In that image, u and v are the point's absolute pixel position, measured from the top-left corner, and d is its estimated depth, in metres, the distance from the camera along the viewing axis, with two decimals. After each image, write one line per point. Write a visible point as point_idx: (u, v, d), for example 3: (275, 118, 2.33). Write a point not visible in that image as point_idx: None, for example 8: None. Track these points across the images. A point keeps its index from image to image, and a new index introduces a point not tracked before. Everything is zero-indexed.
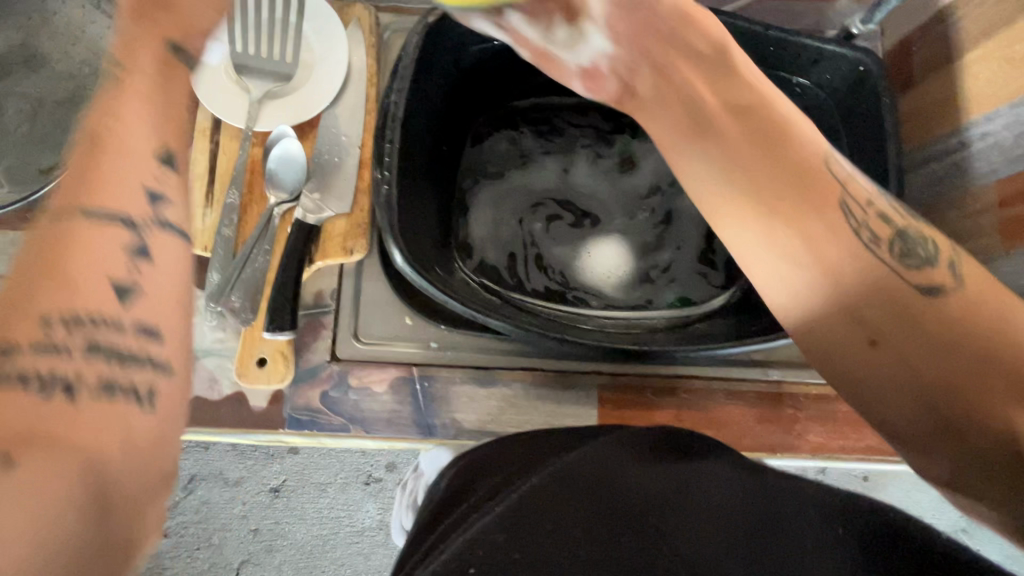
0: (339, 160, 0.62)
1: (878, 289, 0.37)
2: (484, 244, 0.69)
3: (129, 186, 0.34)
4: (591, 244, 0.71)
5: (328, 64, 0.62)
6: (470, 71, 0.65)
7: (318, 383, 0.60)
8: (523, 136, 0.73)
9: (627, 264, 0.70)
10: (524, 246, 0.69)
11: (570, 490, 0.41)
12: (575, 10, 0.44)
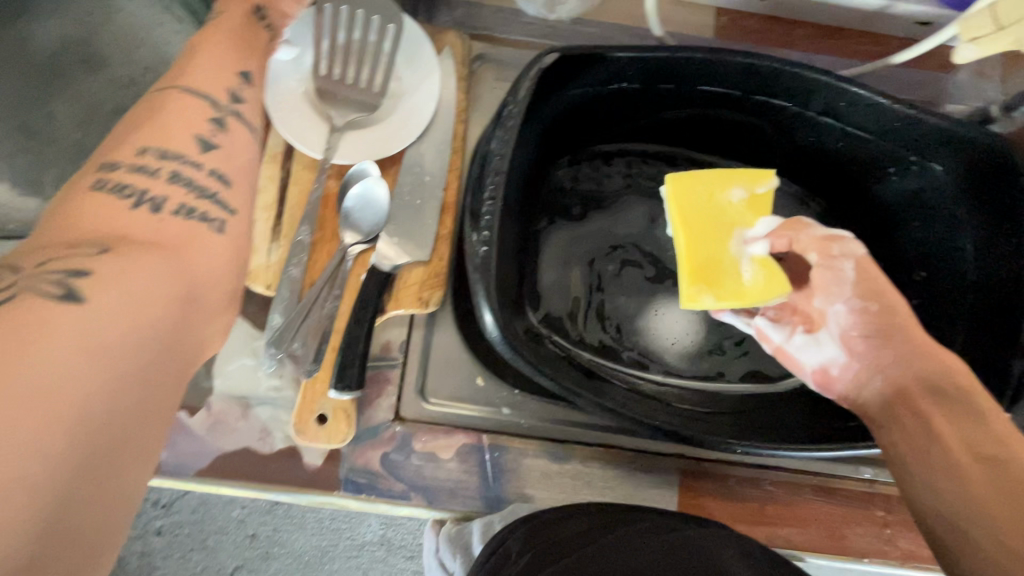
0: (421, 203, 0.56)
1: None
2: (554, 294, 0.63)
3: (149, 216, 0.36)
4: (661, 303, 0.65)
5: (418, 97, 0.57)
6: (566, 115, 0.61)
7: (380, 444, 0.55)
8: (606, 178, 0.68)
9: (695, 333, 0.65)
10: (590, 297, 0.64)
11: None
12: (813, 324, 0.54)
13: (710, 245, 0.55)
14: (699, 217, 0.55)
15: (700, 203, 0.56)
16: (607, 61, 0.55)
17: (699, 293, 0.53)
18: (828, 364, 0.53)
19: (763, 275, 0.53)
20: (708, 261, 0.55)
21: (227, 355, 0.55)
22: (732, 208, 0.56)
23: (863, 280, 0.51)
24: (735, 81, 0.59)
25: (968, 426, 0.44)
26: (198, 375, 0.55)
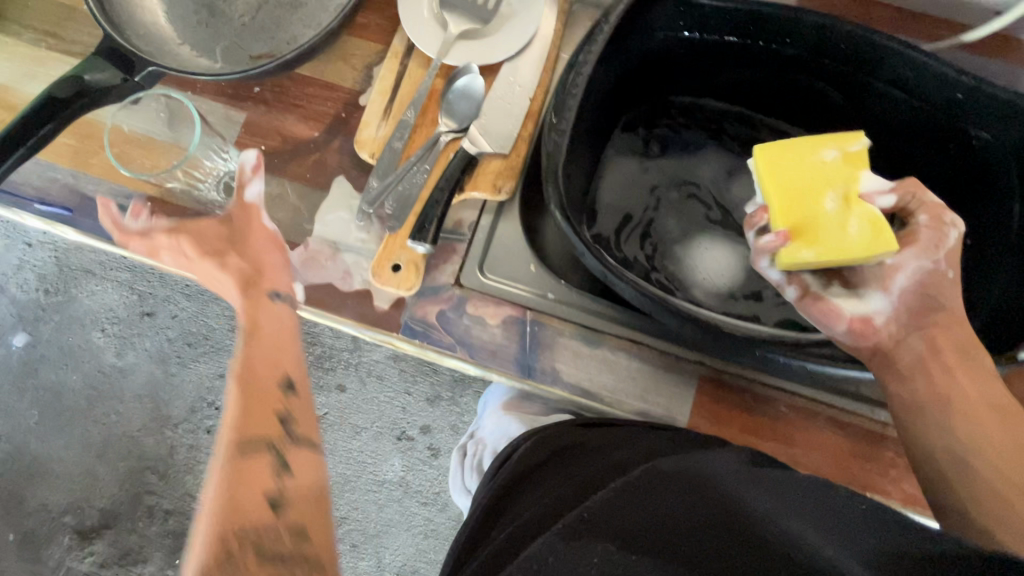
0: (509, 105, 0.65)
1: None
2: (609, 217, 0.71)
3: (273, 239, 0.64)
4: (705, 241, 0.71)
5: (523, 20, 0.67)
6: (647, 54, 0.68)
7: (439, 300, 0.64)
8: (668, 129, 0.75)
9: (730, 274, 0.69)
10: (640, 219, 0.71)
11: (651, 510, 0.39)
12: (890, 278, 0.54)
13: (810, 205, 0.54)
14: (799, 179, 0.55)
15: (808, 161, 0.55)
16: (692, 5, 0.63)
17: (797, 250, 0.52)
18: (873, 313, 0.55)
19: (872, 232, 0.52)
20: (815, 215, 0.53)
21: (328, 207, 0.66)
22: (829, 165, 0.55)
23: (954, 250, 0.54)
24: (807, 43, 0.65)
25: (986, 382, 0.51)
26: (304, 220, 0.66)
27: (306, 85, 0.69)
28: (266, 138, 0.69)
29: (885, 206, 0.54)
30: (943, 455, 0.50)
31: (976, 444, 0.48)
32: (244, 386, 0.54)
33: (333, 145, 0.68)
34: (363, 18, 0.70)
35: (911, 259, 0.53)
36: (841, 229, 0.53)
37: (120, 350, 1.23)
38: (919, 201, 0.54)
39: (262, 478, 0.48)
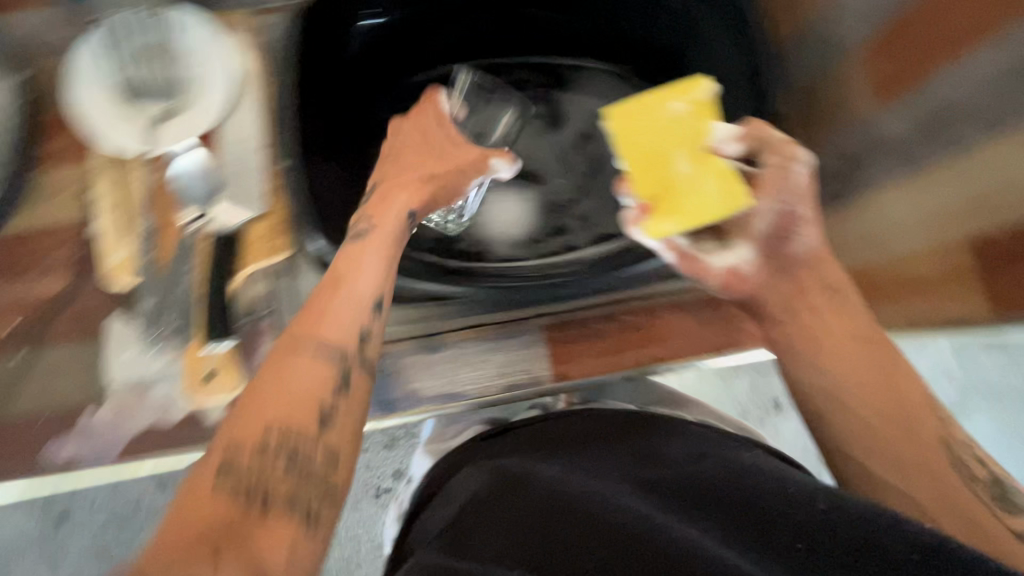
0: (245, 165, 0.62)
1: (911, 436, 0.43)
2: None
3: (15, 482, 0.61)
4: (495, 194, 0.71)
5: (216, 73, 0.62)
6: (357, 53, 0.67)
7: None
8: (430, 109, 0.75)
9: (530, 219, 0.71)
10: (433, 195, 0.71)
11: (595, 456, 0.50)
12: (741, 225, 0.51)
13: (657, 166, 0.49)
14: (643, 143, 0.51)
15: (654, 121, 0.51)
16: None
17: (655, 221, 0.48)
18: (739, 265, 0.51)
19: (728, 188, 0.48)
20: (668, 183, 0.49)
21: (115, 349, 0.61)
22: (675, 116, 0.51)
23: (807, 187, 0.49)
24: None
25: (848, 313, 0.49)
26: (94, 374, 0.61)
27: (28, 239, 0.63)
28: (13, 314, 0.61)
29: (734, 153, 0.50)
30: (813, 388, 0.47)
31: (839, 384, 0.46)
32: (349, 252, 0.49)
33: (87, 286, 0.62)
34: (57, 145, 0.64)
35: (776, 204, 0.49)
36: (698, 188, 0.48)
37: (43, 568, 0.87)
38: (770, 138, 0.49)
39: (305, 411, 0.40)
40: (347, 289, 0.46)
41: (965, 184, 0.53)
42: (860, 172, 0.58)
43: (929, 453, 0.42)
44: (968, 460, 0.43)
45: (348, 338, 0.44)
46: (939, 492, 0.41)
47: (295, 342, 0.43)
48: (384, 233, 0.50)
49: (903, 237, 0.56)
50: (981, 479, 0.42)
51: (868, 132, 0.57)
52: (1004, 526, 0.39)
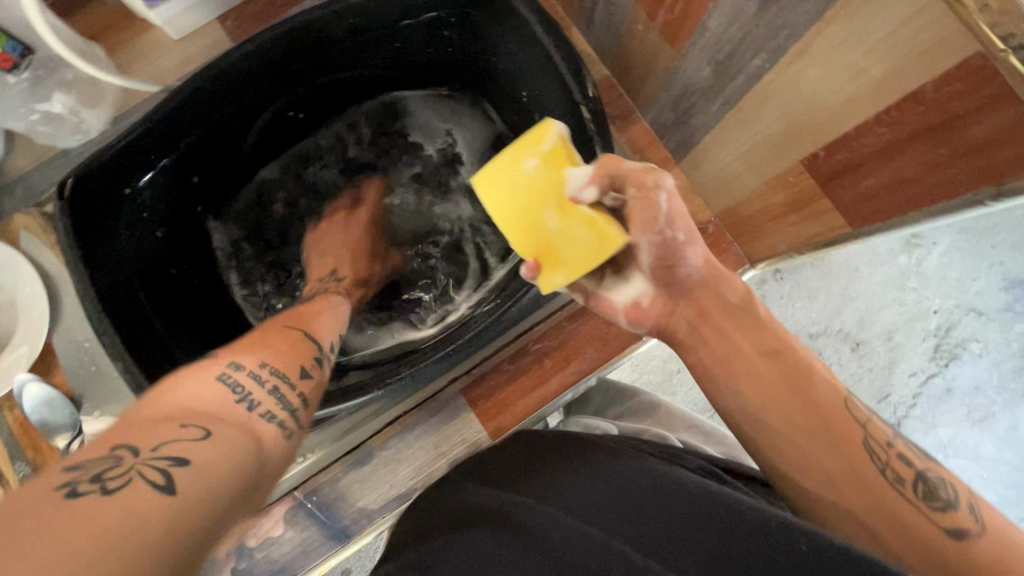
0: (97, 366, 0.59)
1: (840, 450, 0.37)
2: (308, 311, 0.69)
3: None
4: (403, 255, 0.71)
5: (21, 289, 0.58)
6: (155, 202, 0.61)
7: (222, 566, 0.57)
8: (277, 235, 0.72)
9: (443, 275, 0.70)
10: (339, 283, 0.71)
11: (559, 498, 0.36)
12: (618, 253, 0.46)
13: (527, 225, 0.45)
14: (507, 207, 0.45)
15: (508, 184, 0.45)
16: (127, 148, 0.55)
17: (546, 280, 0.45)
18: (640, 297, 0.46)
19: (601, 232, 0.42)
20: (544, 241, 0.45)
21: None
22: (524, 174, 0.45)
23: (681, 207, 0.42)
24: (256, 73, 0.60)
25: (754, 329, 0.43)
26: None
27: None
28: None
29: (594, 197, 0.43)
30: (738, 418, 0.41)
31: (762, 417, 0.40)
32: (293, 319, 0.46)
33: None
34: None
35: (656, 226, 0.42)
36: (571, 240, 0.44)
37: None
38: (622, 171, 0.43)
39: (289, 366, 0.39)
40: (292, 346, 0.41)
41: (772, 109, 0.44)
42: (690, 120, 0.55)
43: (857, 462, 0.36)
44: (888, 454, 0.37)
45: (294, 362, 0.39)
46: (880, 506, 0.35)
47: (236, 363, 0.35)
48: (320, 318, 0.49)
49: (762, 169, 0.50)
50: (905, 477, 0.36)
51: (680, 79, 0.53)
52: (936, 526, 0.34)
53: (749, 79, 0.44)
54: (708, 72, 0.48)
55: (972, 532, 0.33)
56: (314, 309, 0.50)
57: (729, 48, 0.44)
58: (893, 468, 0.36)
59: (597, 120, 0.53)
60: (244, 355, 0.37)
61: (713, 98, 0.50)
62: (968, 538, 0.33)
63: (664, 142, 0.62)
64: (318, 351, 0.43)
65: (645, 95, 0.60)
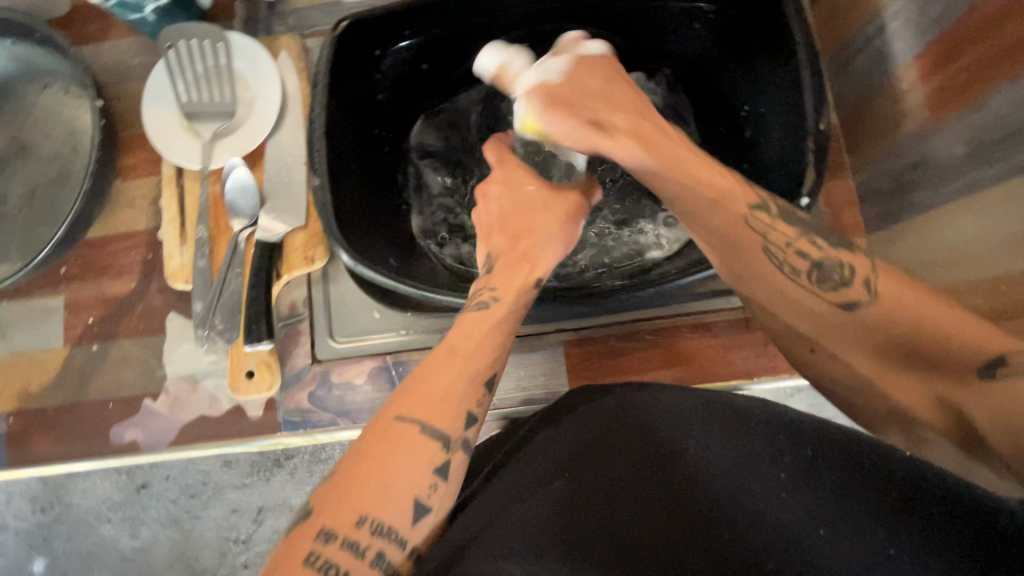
0: (287, 180, 0.66)
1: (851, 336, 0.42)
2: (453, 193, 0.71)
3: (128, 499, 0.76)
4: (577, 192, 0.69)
5: (265, 95, 0.68)
6: (393, 71, 0.69)
7: (304, 384, 0.65)
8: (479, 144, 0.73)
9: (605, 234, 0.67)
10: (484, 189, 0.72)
11: (583, 493, 0.42)
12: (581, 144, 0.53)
13: None
14: None
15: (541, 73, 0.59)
16: (395, 14, 0.63)
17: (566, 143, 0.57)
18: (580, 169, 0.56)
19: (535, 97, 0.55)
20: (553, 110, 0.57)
21: (171, 346, 0.67)
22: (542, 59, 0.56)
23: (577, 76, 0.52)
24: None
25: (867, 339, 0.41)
26: (154, 368, 0.67)
27: (104, 245, 0.70)
28: (90, 310, 0.69)
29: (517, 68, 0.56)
30: None
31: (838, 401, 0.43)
32: (435, 376, 0.44)
33: (151, 288, 0.69)
34: (130, 160, 0.71)
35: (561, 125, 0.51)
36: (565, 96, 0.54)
37: (127, 529, 0.74)
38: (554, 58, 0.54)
39: (399, 508, 0.39)
40: (415, 458, 0.40)
41: (1020, 208, 0.42)
42: (910, 193, 0.53)
43: (782, 290, 0.44)
44: (787, 252, 0.44)
45: (413, 495, 0.39)
46: (810, 314, 0.43)
47: (325, 534, 0.37)
48: (462, 351, 0.45)
49: (970, 267, 0.47)
50: (803, 270, 0.44)
51: (923, 149, 0.51)
52: (826, 301, 0.43)
53: (1011, 169, 0.42)
54: (962, 150, 0.47)
55: (862, 302, 0.41)
56: (462, 329, 0.47)
57: (1005, 131, 0.42)
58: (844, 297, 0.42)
59: (819, 153, 0.52)
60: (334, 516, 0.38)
61: (952, 179, 0.48)
62: (858, 306, 0.41)
63: (862, 209, 0.60)
64: (459, 431, 0.42)
65: (868, 155, 0.59)
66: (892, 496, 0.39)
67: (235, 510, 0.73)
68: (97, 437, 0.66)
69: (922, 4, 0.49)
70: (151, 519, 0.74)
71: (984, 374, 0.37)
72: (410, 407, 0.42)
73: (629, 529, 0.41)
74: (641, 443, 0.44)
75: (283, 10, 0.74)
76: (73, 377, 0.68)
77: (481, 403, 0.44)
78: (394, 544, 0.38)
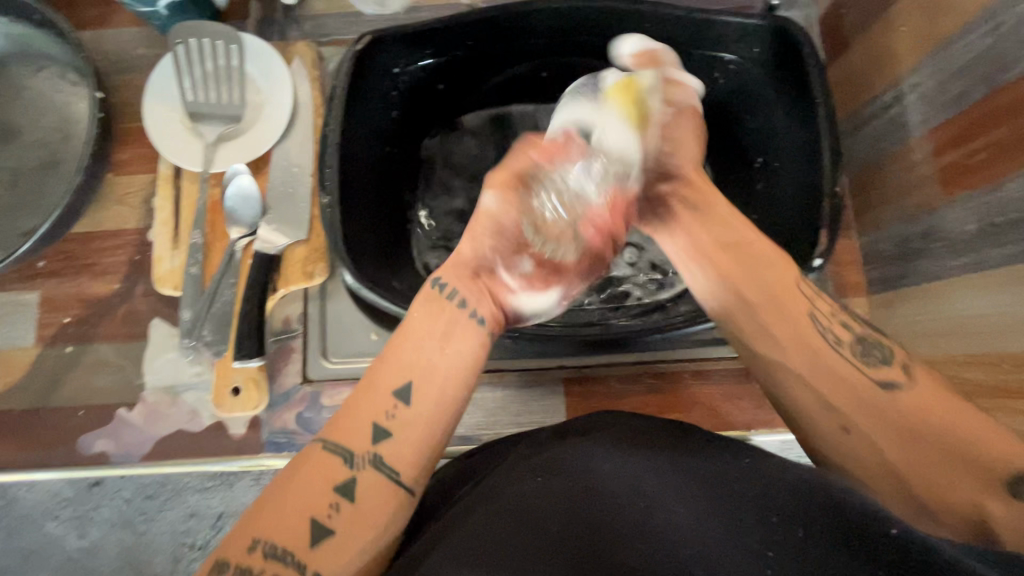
0: (292, 191, 0.64)
1: (937, 441, 0.37)
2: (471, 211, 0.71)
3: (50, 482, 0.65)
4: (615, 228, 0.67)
5: (275, 102, 0.66)
6: (412, 89, 0.67)
7: (292, 405, 0.62)
8: None
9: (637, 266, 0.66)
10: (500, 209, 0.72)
11: (546, 520, 0.36)
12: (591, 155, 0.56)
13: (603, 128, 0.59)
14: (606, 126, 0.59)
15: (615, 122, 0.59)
16: (420, 34, 0.62)
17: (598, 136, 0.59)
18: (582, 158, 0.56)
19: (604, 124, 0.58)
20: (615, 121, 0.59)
21: (152, 354, 0.64)
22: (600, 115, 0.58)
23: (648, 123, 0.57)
24: (547, 28, 0.65)
25: (878, 424, 0.39)
26: (131, 376, 0.64)
27: (89, 241, 0.67)
28: (67, 309, 0.65)
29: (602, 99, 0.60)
30: None
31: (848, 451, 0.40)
32: (370, 378, 0.42)
33: (136, 292, 0.66)
34: (124, 155, 0.68)
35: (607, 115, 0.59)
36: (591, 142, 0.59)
37: (75, 528, 0.64)
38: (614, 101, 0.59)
39: (299, 531, 0.36)
40: (320, 478, 0.38)
41: None
42: (915, 261, 0.54)
43: (824, 357, 0.43)
44: (832, 322, 0.44)
45: (310, 516, 0.37)
46: (832, 373, 0.42)
47: (223, 560, 0.35)
48: (390, 362, 0.43)
49: (974, 341, 0.48)
50: (845, 341, 0.43)
51: (931, 220, 0.52)
52: (870, 380, 0.41)
53: (1018, 253, 0.44)
54: (972, 228, 0.48)
55: (899, 383, 0.40)
56: (402, 344, 0.44)
57: (1016, 216, 0.43)
58: (834, 332, 0.44)
59: (832, 215, 0.53)
60: (262, 518, 0.36)
61: (960, 254, 0.49)
62: (896, 389, 0.40)
63: (866, 270, 0.61)
64: (368, 447, 0.39)
65: (875, 219, 0.60)
66: (837, 543, 0.34)
67: (194, 514, 0.64)
68: (62, 445, 0.62)
69: (941, 81, 0.50)
70: (102, 519, 0.64)
71: (1013, 489, 0.34)
72: (333, 429, 0.40)
73: (540, 545, 0.35)
74: (612, 493, 0.37)
75: (299, 15, 0.72)
76: (43, 378, 0.64)
77: (395, 415, 0.41)
78: (290, 568, 0.35)
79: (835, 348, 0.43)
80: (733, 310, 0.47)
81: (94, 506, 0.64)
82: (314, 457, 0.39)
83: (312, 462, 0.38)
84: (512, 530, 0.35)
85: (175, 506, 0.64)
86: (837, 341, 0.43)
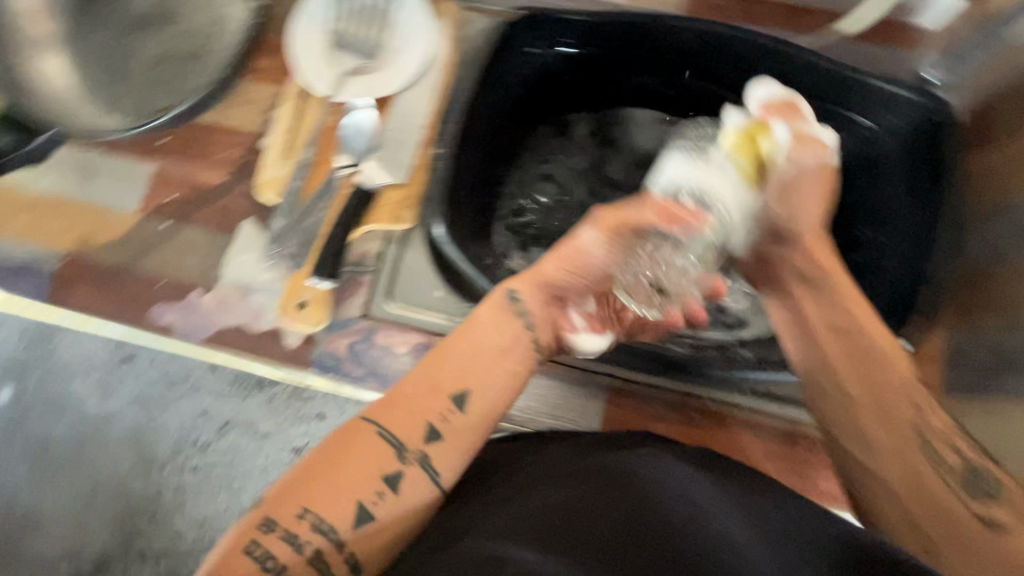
0: (404, 135, 0.67)
1: None
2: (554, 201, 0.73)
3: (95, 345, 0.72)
4: None
5: (412, 50, 0.68)
6: (542, 71, 0.68)
7: (347, 333, 0.65)
8: (589, 181, 0.74)
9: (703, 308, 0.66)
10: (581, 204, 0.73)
11: (604, 512, 0.36)
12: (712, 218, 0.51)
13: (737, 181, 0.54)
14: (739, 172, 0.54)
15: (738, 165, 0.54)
16: (567, 21, 0.63)
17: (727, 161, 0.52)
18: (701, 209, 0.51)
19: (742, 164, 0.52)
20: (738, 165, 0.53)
21: (236, 250, 0.68)
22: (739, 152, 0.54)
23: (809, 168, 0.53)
24: (692, 48, 0.64)
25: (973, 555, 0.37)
26: (213, 264, 0.68)
27: (210, 132, 0.71)
28: (175, 188, 0.70)
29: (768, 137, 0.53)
30: None
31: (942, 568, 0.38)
32: (423, 372, 0.43)
33: (239, 189, 0.69)
34: (263, 63, 0.72)
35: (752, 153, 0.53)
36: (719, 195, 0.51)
37: (98, 392, 0.69)
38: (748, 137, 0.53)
39: (345, 511, 0.37)
40: (371, 463, 0.39)
41: None
42: None
43: (922, 480, 0.40)
44: (943, 446, 0.41)
45: (356, 499, 0.38)
46: (943, 511, 0.39)
47: (271, 520, 0.36)
48: (447, 364, 0.43)
49: None
50: (958, 468, 0.40)
51: None
52: (972, 514, 0.38)
53: None
54: None
55: (1003, 523, 0.38)
56: (459, 343, 0.45)
57: None
58: (941, 451, 0.41)
59: None
60: (309, 493, 0.37)
61: None
62: (1000, 532, 0.37)
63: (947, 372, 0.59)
64: (421, 442, 0.40)
65: (974, 323, 0.57)
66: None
67: (204, 413, 0.68)
68: (138, 306, 0.67)
69: None
70: (123, 391, 0.69)
71: None
72: (385, 414, 0.40)
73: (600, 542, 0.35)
74: (669, 502, 0.37)
75: None
76: (137, 243, 0.69)
77: (449, 419, 0.41)
78: (331, 543, 0.37)
79: (940, 474, 0.40)
80: (848, 425, 0.44)
81: (118, 378, 0.69)
82: (365, 440, 0.39)
83: (363, 445, 0.39)
84: (562, 515, 0.36)
85: (189, 399, 0.68)
86: (946, 467, 0.40)
